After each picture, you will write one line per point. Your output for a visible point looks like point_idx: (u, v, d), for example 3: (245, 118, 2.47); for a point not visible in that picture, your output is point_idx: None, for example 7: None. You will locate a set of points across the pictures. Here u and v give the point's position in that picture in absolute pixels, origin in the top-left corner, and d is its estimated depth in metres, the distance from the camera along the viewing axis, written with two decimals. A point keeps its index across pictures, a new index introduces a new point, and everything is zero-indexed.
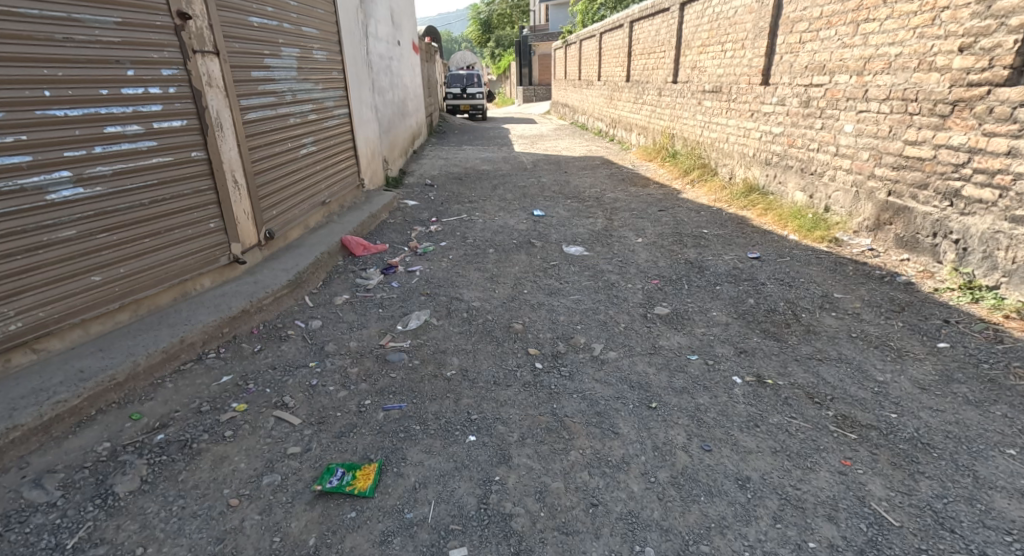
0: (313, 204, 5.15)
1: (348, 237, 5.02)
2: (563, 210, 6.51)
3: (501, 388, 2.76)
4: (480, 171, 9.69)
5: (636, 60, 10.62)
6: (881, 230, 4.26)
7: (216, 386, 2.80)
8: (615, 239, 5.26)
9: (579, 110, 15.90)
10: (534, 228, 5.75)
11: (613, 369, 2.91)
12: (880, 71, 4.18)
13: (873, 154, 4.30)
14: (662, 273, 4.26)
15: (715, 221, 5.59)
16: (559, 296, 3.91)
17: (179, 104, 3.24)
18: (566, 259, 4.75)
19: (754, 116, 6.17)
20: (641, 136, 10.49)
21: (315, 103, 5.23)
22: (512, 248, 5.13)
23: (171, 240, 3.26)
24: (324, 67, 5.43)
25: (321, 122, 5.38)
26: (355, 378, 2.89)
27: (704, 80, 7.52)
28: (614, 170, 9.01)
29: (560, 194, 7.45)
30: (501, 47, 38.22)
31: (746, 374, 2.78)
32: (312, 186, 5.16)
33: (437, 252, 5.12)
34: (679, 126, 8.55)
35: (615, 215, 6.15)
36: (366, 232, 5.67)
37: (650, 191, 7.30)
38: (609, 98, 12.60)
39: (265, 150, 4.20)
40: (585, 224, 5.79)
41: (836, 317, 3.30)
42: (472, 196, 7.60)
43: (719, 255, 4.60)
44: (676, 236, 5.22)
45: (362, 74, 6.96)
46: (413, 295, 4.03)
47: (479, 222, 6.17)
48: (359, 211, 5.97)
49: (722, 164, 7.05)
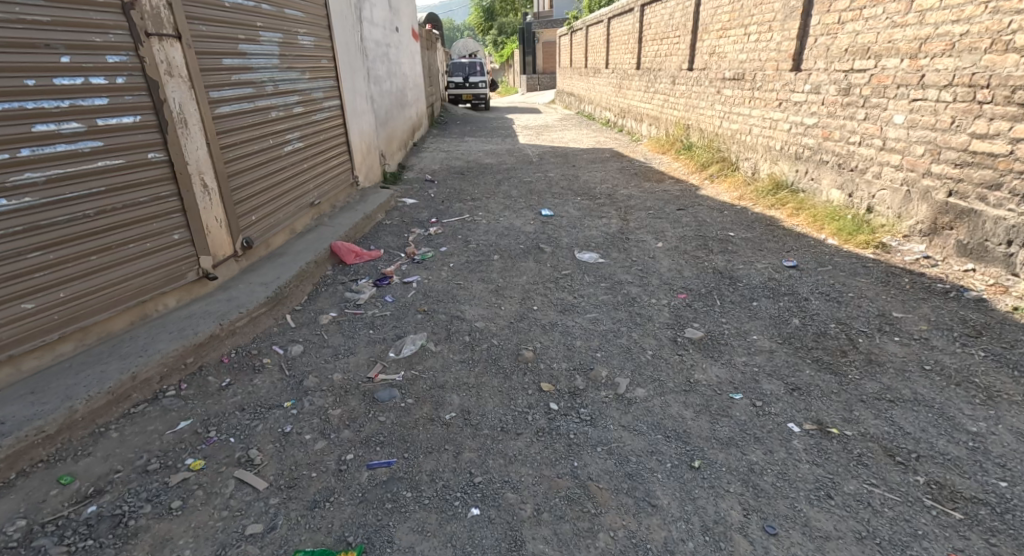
0: (299, 206, 4.68)
1: (338, 242, 4.54)
2: (573, 210, 6.04)
3: (510, 438, 2.31)
4: (483, 164, 9.20)
5: (647, 46, 10.08)
6: (938, 236, 3.78)
7: (170, 434, 2.34)
8: (632, 243, 4.78)
9: (585, 99, 15.34)
10: (543, 230, 5.27)
11: (643, 412, 2.45)
12: (939, 54, 3.69)
13: (930, 148, 3.81)
14: (689, 285, 3.79)
15: (741, 222, 5.10)
16: (575, 314, 3.45)
17: (130, 97, 2.77)
18: (579, 268, 4.29)
19: (782, 106, 5.65)
20: (652, 126, 9.96)
21: (301, 94, 4.74)
22: (519, 254, 4.67)
23: (124, 256, 2.81)
24: (311, 54, 4.94)
25: (308, 116, 4.90)
26: (336, 425, 2.44)
27: (724, 67, 7.00)
28: (626, 164, 8.51)
29: (569, 190, 6.97)
30: (503, 35, 37.53)
31: (804, 421, 2.31)
32: (298, 186, 4.68)
33: (437, 258, 4.66)
34: (695, 117, 8.03)
35: (630, 215, 5.66)
36: (360, 236, 5.21)
37: (666, 187, 6.80)
38: (618, 87, 12.05)
39: (240, 148, 3.73)
40: (599, 226, 5.31)
41: (901, 343, 2.83)
42: (474, 193, 7.12)
43: (751, 262, 4.12)
44: (700, 239, 4.74)
45: (355, 61, 6.45)
46: (409, 313, 3.58)
47: (482, 223, 5.70)
48: (351, 212, 5.50)
49: (744, 158, 6.55)
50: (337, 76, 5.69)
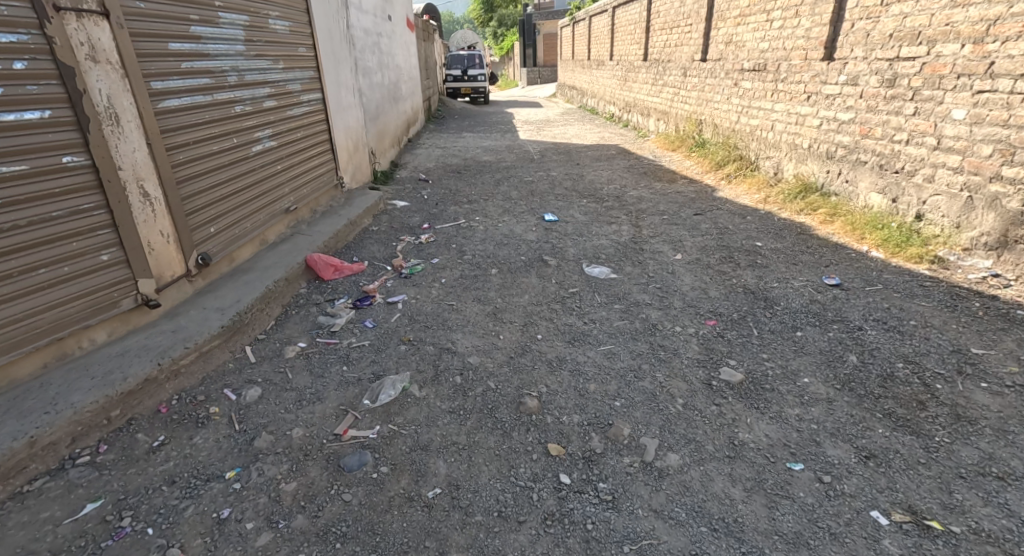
0: (270, 214, 4.14)
1: (314, 255, 3.99)
2: (578, 214, 5.52)
3: (512, 531, 1.81)
4: (481, 162, 8.66)
5: (655, 35, 9.52)
6: (1008, 250, 3.29)
7: (69, 524, 1.86)
8: (647, 254, 4.26)
9: (588, 93, 14.78)
10: (546, 238, 4.75)
11: (678, 490, 1.93)
12: (1015, 37, 3.20)
13: (1000, 149, 3.32)
14: (718, 307, 3.27)
15: (767, 230, 4.59)
16: (587, 346, 2.93)
17: (33, 87, 2.26)
18: (588, 286, 3.77)
19: (811, 100, 5.12)
20: (661, 122, 9.42)
21: (273, 86, 4.20)
22: (520, 267, 4.14)
23: (32, 285, 2.31)
24: (286, 41, 4.41)
25: (283, 111, 4.35)
26: (288, 508, 1.92)
27: (743, 58, 6.46)
28: (634, 162, 7.98)
29: (573, 191, 6.44)
30: (503, 27, 36.85)
31: (892, 508, 1.78)
32: (270, 191, 4.15)
33: (427, 272, 4.13)
34: (708, 111, 7.49)
35: (642, 221, 5.15)
36: (342, 244, 4.66)
37: (679, 189, 6.28)
38: (623, 80, 11.49)
39: (194, 148, 3.20)
40: (609, 234, 4.79)
41: (992, 389, 2.30)
42: (471, 195, 6.59)
43: (786, 279, 3.60)
44: (723, 251, 4.22)
45: (341, 51, 5.91)
46: (391, 344, 3.05)
47: (479, 229, 5.16)
48: (334, 218, 4.95)
49: (765, 156, 6.02)
50: (318, 66, 5.16)
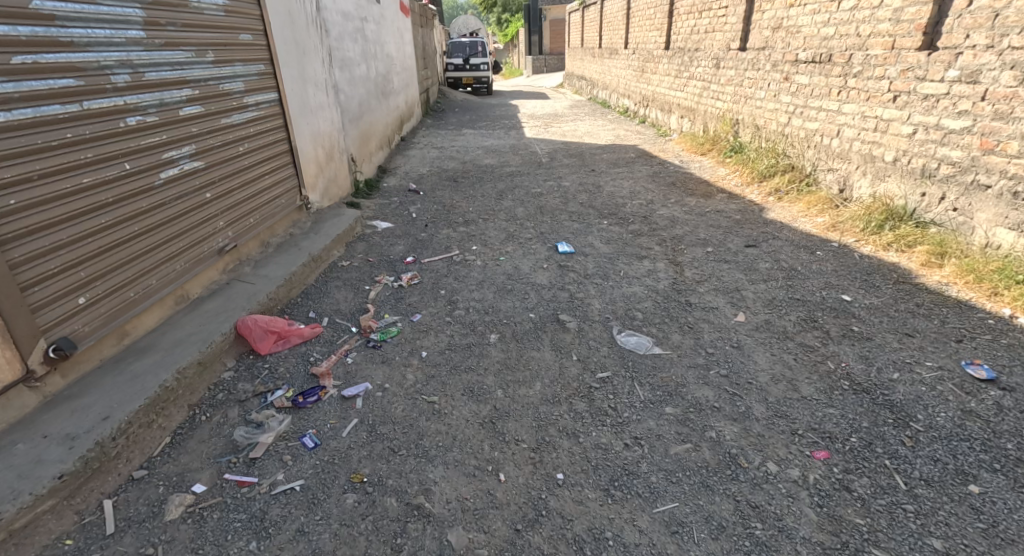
0: (190, 260, 3.06)
1: (247, 318, 2.93)
2: (599, 241, 4.47)
3: None
4: (481, 168, 7.58)
5: (679, 21, 8.42)
6: None
7: None
8: (697, 311, 3.21)
9: (599, 84, 13.65)
10: (561, 282, 3.71)
11: None
12: None
13: None
14: (823, 421, 2.21)
15: (849, 274, 3.53)
16: (636, 502, 1.91)
17: None
18: (624, 368, 2.73)
19: (900, 101, 4.03)
20: (685, 119, 8.34)
21: (195, 86, 3.12)
22: (529, 332, 3.10)
23: None
24: (213, 24, 3.31)
25: (211, 119, 3.27)
26: None
27: (796, 46, 5.36)
28: (658, 167, 6.91)
29: (591, 208, 5.38)
30: (507, 13, 35.50)
31: None
32: (192, 228, 3.08)
33: (404, 340, 3.08)
34: (748, 110, 6.42)
35: (681, 255, 4.09)
36: (296, 291, 3.61)
37: (718, 206, 5.22)
38: (640, 71, 10.35)
39: (49, 183, 2.19)
40: (642, 277, 3.73)
41: None
42: (468, 212, 5.52)
43: (908, 364, 2.55)
44: (799, 308, 3.18)
45: (308, 36, 4.77)
46: (336, 489, 2.02)
47: (476, 265, 4.11)
48: (291, 254, 3.88)
49: (827, 168, 4.95)
50: (271, 57, 4.05)
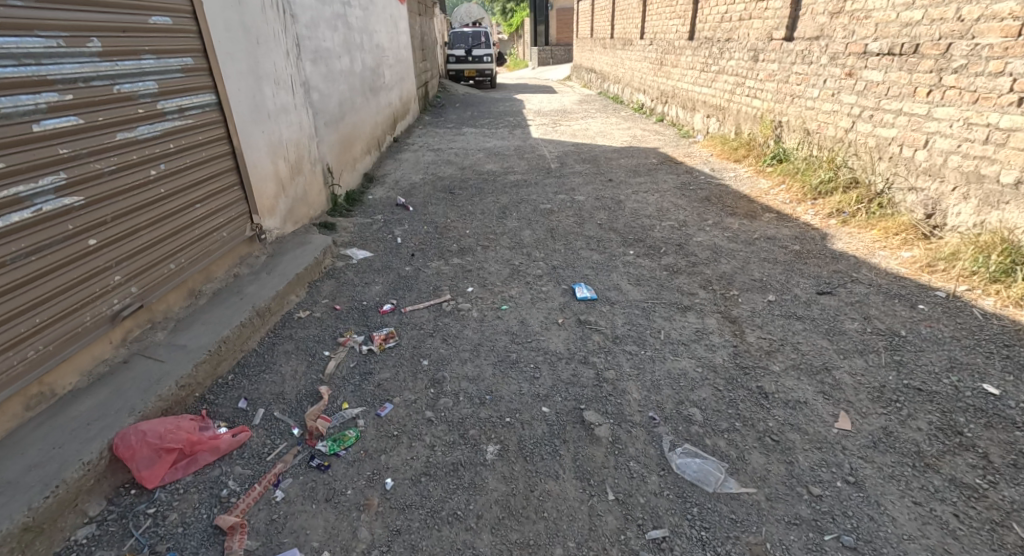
0: (55, 339, 2.14)
1: (129, 430, 1.99)
2: (626, 282, 3.53)
3: None
4: (481, 175, 6.62)
5: (706, 8, 7.42)
6: None
7: None
8: (779, 409, 2.26)
9: (610, 78, 12.64)
10: (582, 350, 2.77)
11: None
12: None
13: None
14: None
15: (982, 345, 2.59)
16: None
17: None
18: (691, 522, 1.80)
19: None
20: (712, 118, 7.36)
21: (65, 87, 2.19)
22: (541, 443, 2.16)
23: None
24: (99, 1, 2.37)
25: (99, 134, 2.34)
26: None
27: (864, 35, 4.38)
28: (685, 176, 5.95)
29: (612, 232, 4.44)
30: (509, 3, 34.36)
31: None
32: (62, 292, 2.16)
33: (362, 455, 2.14)
34: (794, 111, 5.45)
35: (735, 305, 3.15)
36: (228, 363, 2.68)
37: (766, 230, 4.27)
38: (658, 64, 9.36)
39: None
40: (690, 343, 2.79)
41: None
42: (464, 235, 4.57)
43: None
44: (927, 406, 2.23)
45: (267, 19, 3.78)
46: None
47: (471, 317, 3.17)
48: (230, 307, 2.93)
49: (909, 185, 3.98)
50: (203, 45, 3.07)
